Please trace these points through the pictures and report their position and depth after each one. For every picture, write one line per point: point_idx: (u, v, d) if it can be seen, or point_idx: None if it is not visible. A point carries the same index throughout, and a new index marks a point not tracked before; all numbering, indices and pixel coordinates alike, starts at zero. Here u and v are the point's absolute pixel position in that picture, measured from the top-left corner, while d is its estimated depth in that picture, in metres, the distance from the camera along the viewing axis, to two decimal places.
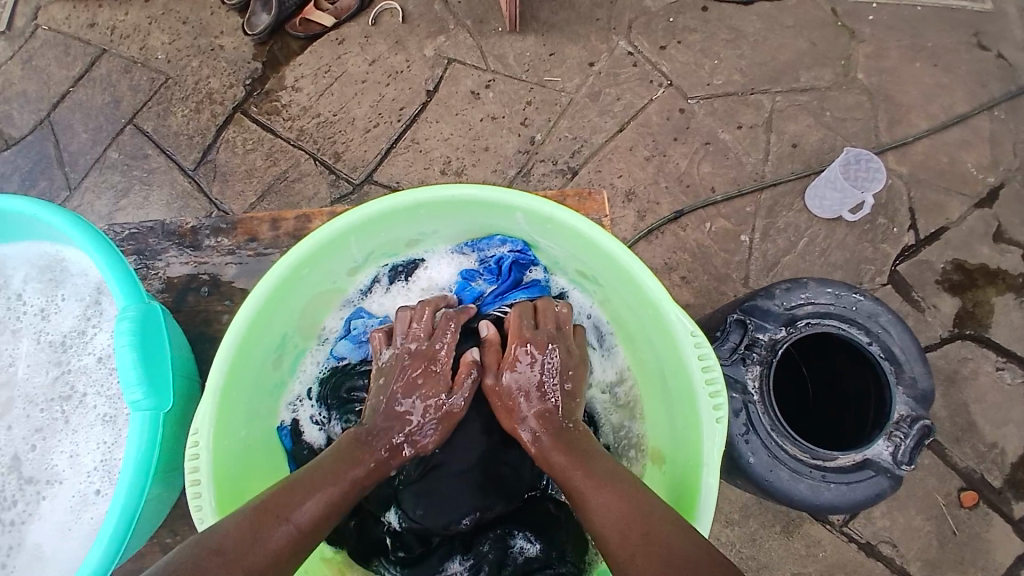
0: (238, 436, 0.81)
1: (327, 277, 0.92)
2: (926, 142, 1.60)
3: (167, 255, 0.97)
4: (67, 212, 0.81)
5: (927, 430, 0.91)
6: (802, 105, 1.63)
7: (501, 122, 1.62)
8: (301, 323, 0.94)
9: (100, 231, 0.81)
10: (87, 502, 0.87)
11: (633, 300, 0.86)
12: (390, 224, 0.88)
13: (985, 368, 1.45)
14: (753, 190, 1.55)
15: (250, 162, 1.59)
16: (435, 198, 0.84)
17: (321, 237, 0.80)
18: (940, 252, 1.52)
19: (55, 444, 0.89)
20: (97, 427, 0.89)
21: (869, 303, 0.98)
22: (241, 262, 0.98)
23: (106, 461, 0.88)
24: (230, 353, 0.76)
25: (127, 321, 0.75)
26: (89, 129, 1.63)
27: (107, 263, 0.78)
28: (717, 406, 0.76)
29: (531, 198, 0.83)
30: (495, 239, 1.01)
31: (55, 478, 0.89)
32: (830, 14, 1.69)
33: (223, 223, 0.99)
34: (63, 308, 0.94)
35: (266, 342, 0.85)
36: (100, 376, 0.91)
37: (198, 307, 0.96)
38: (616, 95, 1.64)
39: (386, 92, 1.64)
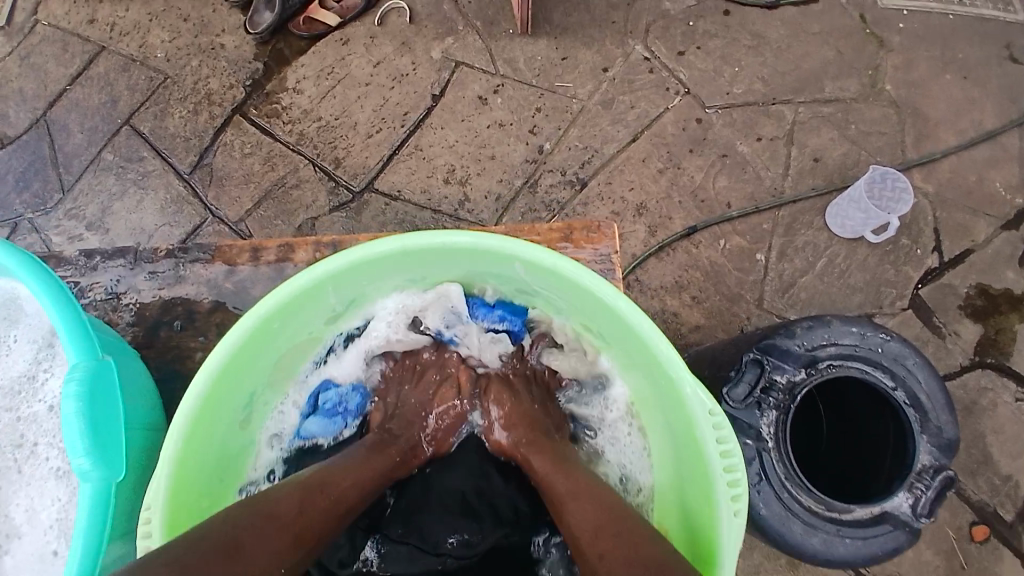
0: (195, 511, 0.74)
1: (304, 328, 0.85)
2: (953, 159, 1.51)
3: (139, 284, 0.93)
4: (15, 252, 0.73)
5: (950, 481, 0.86)
6: (826, 117, 1.54)
7: (507, 129, 1.55)
8: (272, 379, 0.87)
9: (52, 273, 0.74)
10: (43, 565, 0.77)
11: (640, 363, 0.79)
12: (375, 271, 0.82)
13: (1005, 399, 1.37)
14: (771, 207, 1.48)
15: (248, 167, 1.54)
16: (424, 245, 0.78)
17: (300, 285, 0.75)
18: (965, 276, 1.43)
19: (8, 497, 0.79)
20: (50, 483, 0.79)
21: (896, 344, 0.91)
22: (216, 291, 0.92)
23: (64, 519, 0.78)
24: (188, 417, 0.71)
25: (76, 382, 0.69)
26: (85, 128, 1.59)
27: (57, 319, 0.71)
28: (733, 481, 0.69)
29: (527, 246, 0.76)
30: (494, 312, 0.94)
31: (11, 536, 0.78)
32: (858, 21, 1.60)
33: (200, 253, 0.93)
34: (14, 350, 0.84)
35: (230, 403, 0.79)
36: (52, 426, 0.81)
37: (170, 342, 0.92)
38: (629, 103, 1.56)
39: (389, 95, 1.58)
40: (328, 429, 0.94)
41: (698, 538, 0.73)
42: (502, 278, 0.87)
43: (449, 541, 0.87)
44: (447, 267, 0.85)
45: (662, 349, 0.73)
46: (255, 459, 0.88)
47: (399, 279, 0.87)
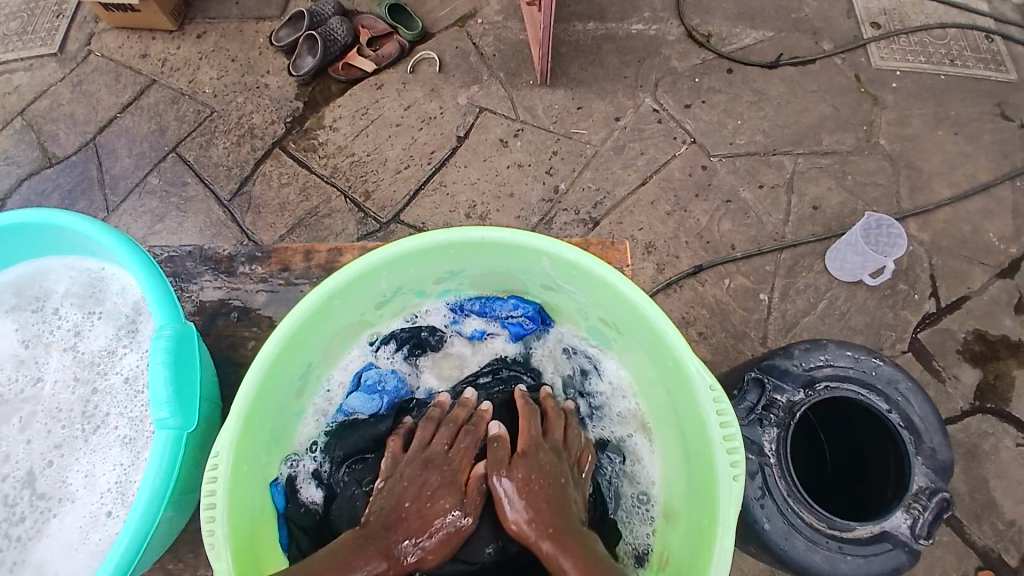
0: (252, 467, 0.81)
1: (356, 311, 0.92)
2: (948, 210, 1.61)
3: (202, 279, 1.02)
4: (114, 233, 0.85)
5: (946, 503, 0.90)
6: (823, 168, 1.65)
7: (526, 170, 1.67)
8: (325, 355, 0.94)
9: (146, 254, 0.84)
10: (97, 522, 0.87)
11: (653, 354, 0.85)
12: (421, 265, 0.90)
13: (1006, 444, 1.42)
14: (773, 249, 1.57)
15: (284, 196, 1.65)
16: (467, 241, 0.86)
17: (355, 269, 0.83)
18: (962, 322, 1.51)
19: (71, 462, 0.91)
20: (115, 448, 0.90)
21: (888, 369, 0.99)
22: (270, 289, 1.01)
23: (121, 483, 0.89)
24: (257, 376, 0.78)
25: (162, 340, 0.78)
26: (133, 154, 1.72)
27: (148, 287, 0.81)
28: (733, 461, 0.74)
29: (558, 244, 0.85)
30: (509, 303, 1.01)
31: (68, 495, 0.89)
32: (854, 81, 1.74)
33: (257, 252, 1.03)
34: (99, 324, 0.97)
35: (289, 373, 0.85)
36: (124, 398, 0.93)
37: (225, 331, 0.99)
38: (640, 150, 1.68)
39: (418, 136, 1.71)
40: (370, 406, 0.96)
41: (700, 518, 0.77)
42: (532, 277, 0.94)
43: (486, 550, 0.87)
44: (484, 264, 0.93)
45: (672, 337, 0.80)
46: (302, 429, 0.94)
47: (440, 272, 0.94)
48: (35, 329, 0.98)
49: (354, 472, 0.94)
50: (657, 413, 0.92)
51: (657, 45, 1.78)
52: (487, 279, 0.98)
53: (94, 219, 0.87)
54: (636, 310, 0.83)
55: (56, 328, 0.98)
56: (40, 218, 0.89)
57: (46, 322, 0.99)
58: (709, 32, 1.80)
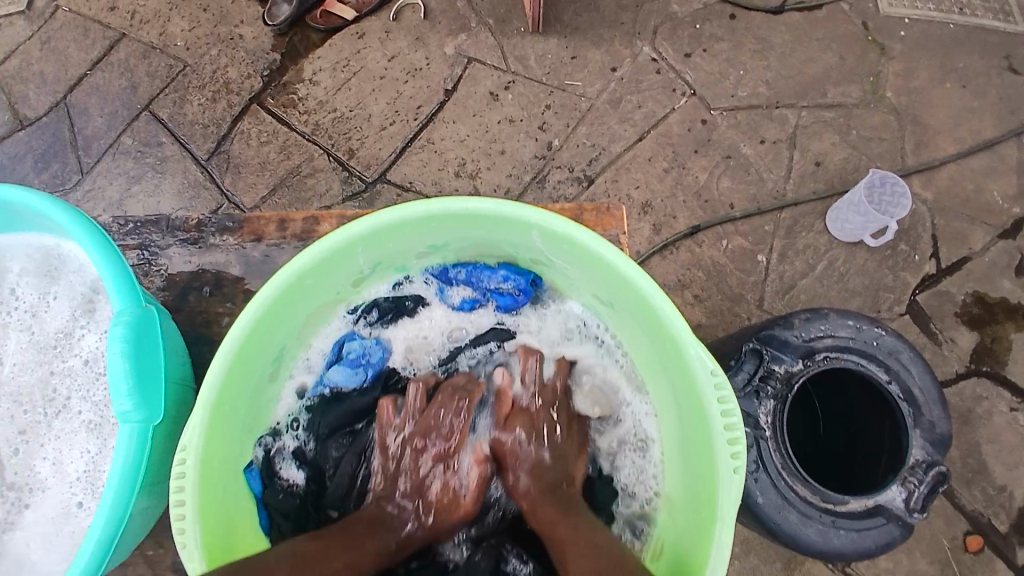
0: (225, 455, 0.78)
1: (332, 287, 0.88)
2: (952, 167, 1.55)
3: (171, 251, 0.97)
4: (70, 212, 0.79)
5: (942, 477, 0.88)
6: (828, 122, 1.58)
7: (517, 125, 1.59)
8: (300, 335, 0.90)
9: (105, 236, 0.79)
10: (69, 513, 0.86)
11: (650, 332, 0.81)
12: (400, 239, 0.85)
13: (999, 408, 1.41)
14: (774, 208, 1.52)
15: (264, 155, 1.57)
16: (449, 211, 0.81)
17: (329, 244, 0.78)
18: (962, 283, 1.48)
19: (39, 450, 0.88)
20: (80, 434, 0.88)
21: (890, 339, 0.95)
22: (243, 261, 0.96)
23: (90, 471, 0.87)
24: (226, 363, 0.74)
25: (121, 327, 0.74)
26: (105, 112, 1.62)
27: (105, 266, 0.77)
28: (735, 451, 0.72)
29: (545, 213, 0.80)
30: (498, 274, 0.95)
31: (38, 485, 0.87)
32: (863, 29, 1.64)
33: (229, 222, 0.97)
34: (55, 305, 0.92)
35: (263, 354, 0.81)
36: (85, 381, 0.89)
37: (198, 307, 0.96)
38: (636, 103, 1.60)
39: (403, 89, 1.62)
40: (349, 379, 0.94)
41: (699, 505, 0.75)
42: (519, 248, 0.89)
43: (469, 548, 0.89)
44: (469, 236, 0.88)
45: (669, 314, 0.76)
46: (278, 405, 0.91)
47: (420, 246, 0.89)
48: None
49: (343, 448, 0.92)
50: (654, 389, 0.88)
51: None
52: (474, 250, 0.92)
53: (55, 198, 0.81)
54: (631, 287, 0.78)
55: (11, 307, 0.93)
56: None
57: (0, 301, 0.93)
58: None
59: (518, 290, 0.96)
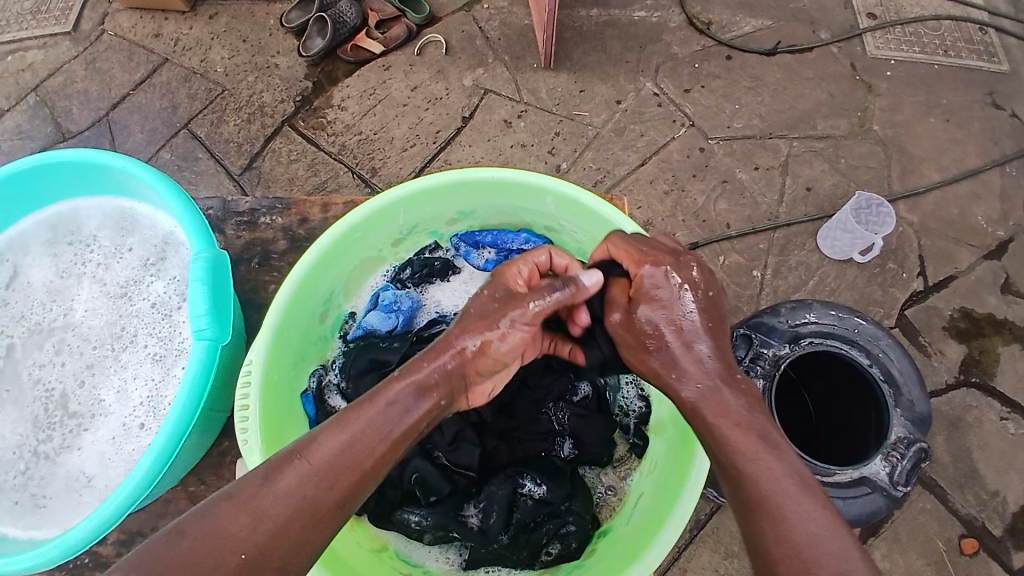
0: (285, 378, 0.87)
1: (373, 247, 0.98)
2: (937, 194, 1.66)
3: (223, 228, 1.05)
4: (149, 168, 0.89)
5: (923, 453, 0.96)
6: (818, 151, 1.71)
7: (529, 150, 1.72)
8: (346, 286, 0.99)
9: (182, 193, 0.88)
10: (131, 433, 0.93)
11: None
12: (438, 202, 0.95)
13: (990, 417, 1.47)
14: (767, 228, 1.62)
15: (293, 171, 1.70)
16: (479, 179, 0.91)
17: (376, 203, 0.88)
18: (948, 299, 1.56)
19: (104, 381, 0.96)
20: (145, 365, 0.96)
21: (870, 327, 1.04)
22: (289, 237, 1.05)
23: (152, 396, 0.94)
24: (286, 297, 0.83)
25: (199, 264, 0.81)
26: (145, 129, 1.76)
27: (182, 215, 0.85)
28: None
29: (559, 184, 0.89)
30: (520, 236, 1.02)
31: (100, 411, 0.95)
32: (849, 69, 1.79)
33: (278, 203, 1.06)
34: (128, 256, 1.02)
35: (314, 298, 0.90)
36: (151, 321, 0.98)
37: (247, 277, 1.03)
38: (639, 132, 1.73)
39: (424, 115, 1.76)
40: (384, 322, 0.99)
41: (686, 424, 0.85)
42: (536, 216, 0.99)
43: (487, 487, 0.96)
44: (493, 205, 0.98)
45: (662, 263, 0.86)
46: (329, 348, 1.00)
47: (453, 211, 0.99)
48: (68, 264, 1.04)
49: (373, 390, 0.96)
50: None
51: (659, 31, 1.83)
52: (496, 220, 1.03)
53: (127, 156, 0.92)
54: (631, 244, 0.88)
55: (91, 262, 1.04)
56: (78, 158, 0.94)
57: (78, 255, 1.04)
58: (709, 20, 1.85)
59: None
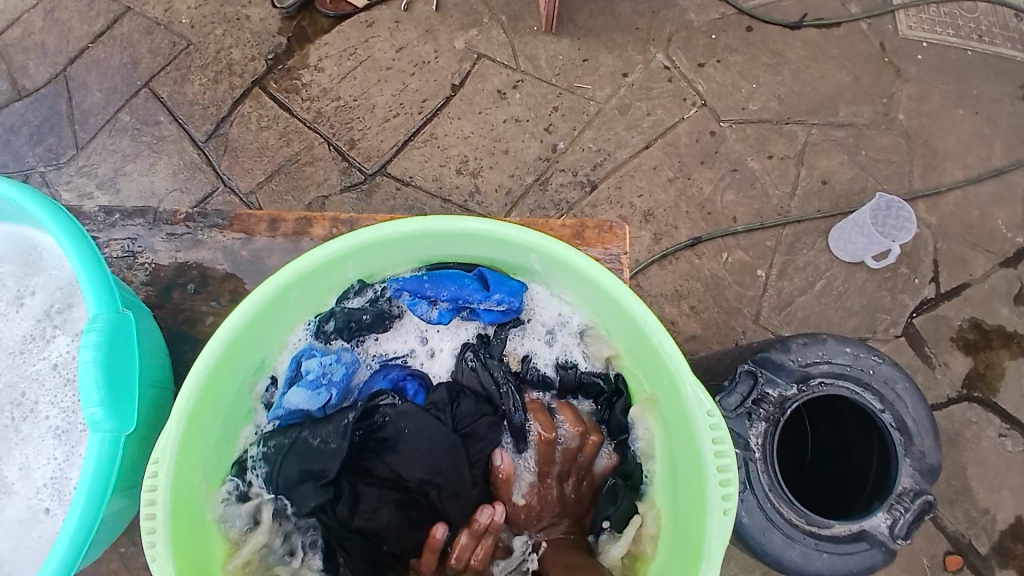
0: (201, 468, 0.75)
1: (313, 301, 0.83)
2: (958, 194, 1.53)
3: (156, 245, 0.95)
4: (43, 203, 0.76)
5: (928, 506, 0.89)
6: (837, 141, 1.56)
7: (523, 125, 1.57)
8: (280, 347, 0.85)
9: (80, 229, 0.75)
10: (36, 519, 0.83)
11: (645, 363, 0.78)
12: (391, 252, 0.81)
13: (987, 432, 1.40)
14: (777, 224, 1.50)
15: (263, 140, 1.54)
16: (439, 230, 0.77)
17: (317, 259, 0.74)
18: (960, 310, 1.46)
19: (5, 455, 0.85)
20: (47, 441, 0.85)
21: (886, 368, 0.95)
22: (232, 259, 0.95)
23: (57, 478, 0.84)
24: (201, 376, 0.70)
25: (94, 333, 0.71)
26: (104, 88, 1.58)
27: (80, 265, 0.73)
28: (727, 494, 0.68)
29: (539, 237, 0.76)
30: (493, 297, 0.89)
31: (2, 489, 0.84)
32: (878, 50, 1.62)
33: (219, 219, 0.96)
34: (31, 301, 0.89)
35: (242, 367, 0.78)
36: (54, 385, 0.86)
37: (182, 305, 0.94)
38: (645, 110, 1.58)
39: (409, 81, 1.59)
40: (309, 403, 0.86)
41: (684, 545, 0.72)
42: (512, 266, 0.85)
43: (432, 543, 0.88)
44: (459, 253, 0.83)
45: (670, 351, 0.71)
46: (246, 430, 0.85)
47: (413, 260, 0.85)
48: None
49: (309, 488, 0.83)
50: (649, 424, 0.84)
51: None
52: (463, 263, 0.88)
53: (24, 186, 0.77)
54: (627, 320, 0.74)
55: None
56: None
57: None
58: None
59: (511, 312, 0.91)
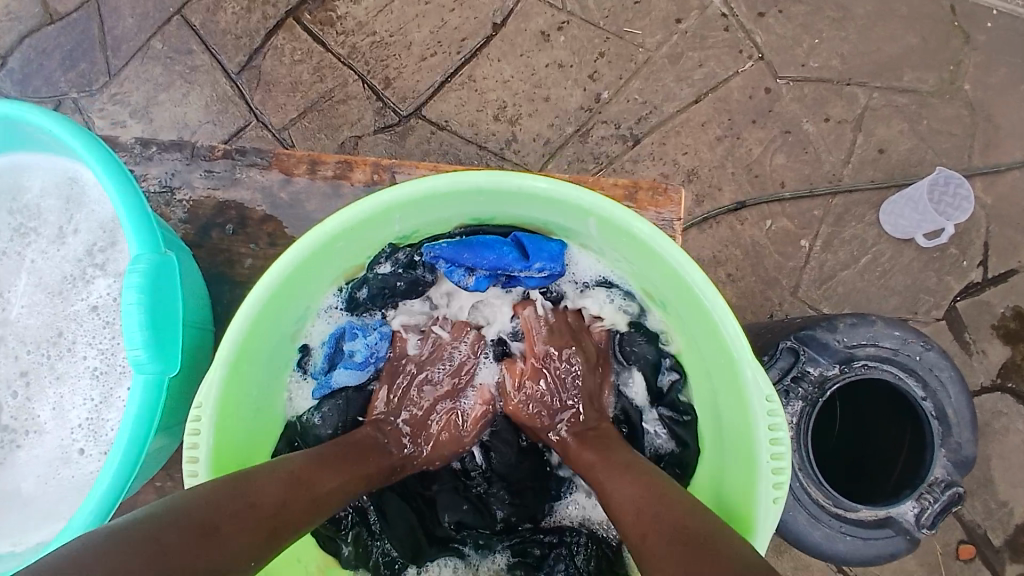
0: (246, 413, 0.77)
1: (363, 253, 0.83)
2: (1018, 174, 1.43)
3: (193, 181, 0.94)
4: (83, 136, 0.77)
5: (958, 498, 0.87)
6: (900, 107, 1.46)
7: (567, 72, 1.49)
8: (325, 297, 0.86)
9: (123, 168, 0.77)
10: (69, 458, 0.86)
11: (703, 338, 0.76)
12: (441, 208, 0.79)
13: (1016, 426, 1.36)
14: (827, 193, 1.43)
15: (296, 74, 1.49)
16: (491, 187, 0.75)
17: (363, 212, 0.72)
18: (1005, 296, 1.39)
19: (42, 394, 0.87)
20: (85, 380, 0.86)
21: (933, 355, 0.92)
22: (270, 201, 0.94)
23: (92, 419, 0.86)
24: (245, 328, 0.71)
25: (136, 275, 0.73)
26: (136, 13, 1.53)
27: (120, 203, 0.75)
28: (778, 481, 0.68)
29: (594, 199, 0.73)
30: (533, 265, 0.86)
31: (35, 427, 0.87)
32: (946, 14, 1.47)
33: (258, 157, 0.94)
34: (72, 240, 0.90)
35: (286, 315, 0.78)
36: (92, 327, 0.87)
37: (220, 245, 0.94)
38: (697, 61, 1.48)
39: (448, 18, 1.50)
40: (357, 379, 0.89)
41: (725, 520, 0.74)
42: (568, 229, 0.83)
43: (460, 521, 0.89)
44: (514, 212, 0.82)
45: (732, 330, 0.71)
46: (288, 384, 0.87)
47: (464, 217, 0.84)
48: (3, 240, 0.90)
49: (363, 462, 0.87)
50: (699, 397, 0.84)
51: None
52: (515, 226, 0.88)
53: (67, 119, 0.78)
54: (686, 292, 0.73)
55: (31, 241, 0.90)
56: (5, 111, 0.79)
57: (19, 229, 0.91)
58: None
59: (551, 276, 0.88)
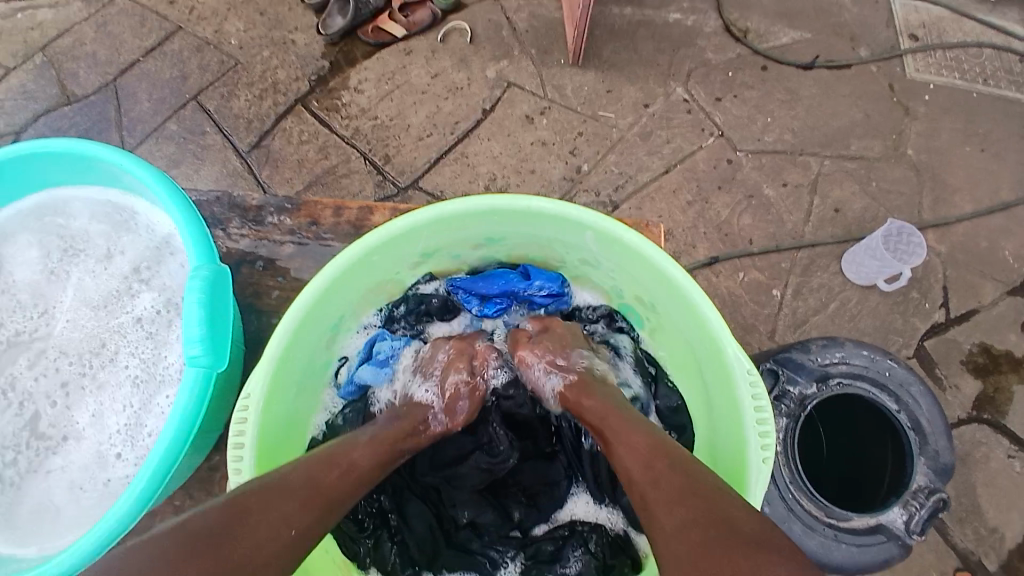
0: (286, 407, 0.85)
1: (389, 270, 0.95)
2: (967, 225, 1.60)
3: (227, 224, 1.03)
4: (147, 168, 0.89)
5: (942, 503, 0.91)
6: (849, 172, 1.64)
7: (549, 148, 1.65)
8: (357, 312, 0.98)
9: (182, 191, 0.89)
10: (106, 462, 0.95)
11: (690, 330, 0.86)
12: (461, 227, 0.92)
13: (998, 455, 1.41)
14: (791, 248, 1.56)
15: (302, 153, 1.63)
16: (503, 207, 0.87)
17: (394, 229, 0.84)
18: (969, 334, 1.50)
19: (82, 400, 0.97)
20: (125, 387, 0.97)
21: (901, 370, 0.99)
22: (298, 240, 1.02)
23: (129, 425, 0.95)
24: (292, 327, 0.79)
25: (197, 280, 0.81)
26: (153, 99, 1.68)
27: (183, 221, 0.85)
28: (765, 447, 0.73)
29: (592, 215, 0.85)
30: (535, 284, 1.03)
31: (75, 433, 0.96)
32: (886, 89, 1.71)
33: (287, 204, 1.03)
34: (119, 259, 1.04)
35: (322, 321, 0.88)
36: (134, 338, 0.99)
37: (250, 280, 1.01)
38: (665, 138, 1.66)
39: (443, 104, 1.69)
40: (377, 380, 0.99)
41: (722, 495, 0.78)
42: (571, 247, 0.96)
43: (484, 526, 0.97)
44: (524, 232, 0.95)
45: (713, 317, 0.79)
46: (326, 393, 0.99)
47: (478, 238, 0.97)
48: (55, 259, 1.05)
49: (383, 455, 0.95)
50: (693, 392, 0.94)
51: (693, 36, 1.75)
52: (526, 246, 1.00)
53: (127, 152, 0.91)
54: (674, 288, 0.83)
55: (79, 260, 1.05)
56: (71, 148, 0.93)
57: (71, 252, 1.06)
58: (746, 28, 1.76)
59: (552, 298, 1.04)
